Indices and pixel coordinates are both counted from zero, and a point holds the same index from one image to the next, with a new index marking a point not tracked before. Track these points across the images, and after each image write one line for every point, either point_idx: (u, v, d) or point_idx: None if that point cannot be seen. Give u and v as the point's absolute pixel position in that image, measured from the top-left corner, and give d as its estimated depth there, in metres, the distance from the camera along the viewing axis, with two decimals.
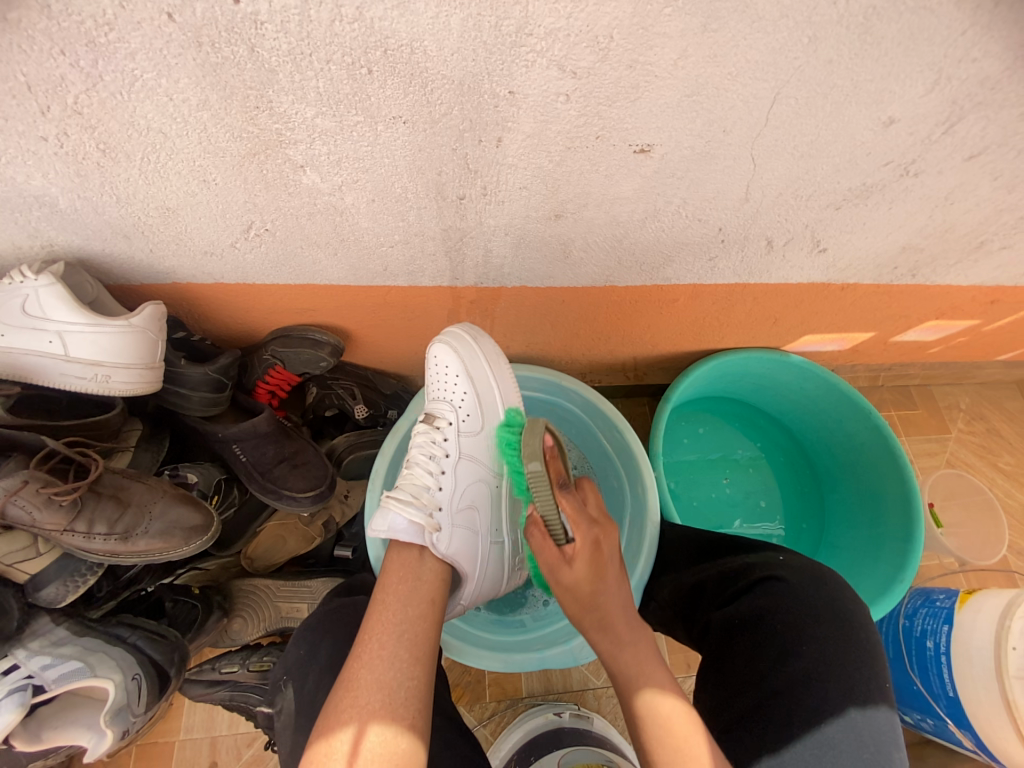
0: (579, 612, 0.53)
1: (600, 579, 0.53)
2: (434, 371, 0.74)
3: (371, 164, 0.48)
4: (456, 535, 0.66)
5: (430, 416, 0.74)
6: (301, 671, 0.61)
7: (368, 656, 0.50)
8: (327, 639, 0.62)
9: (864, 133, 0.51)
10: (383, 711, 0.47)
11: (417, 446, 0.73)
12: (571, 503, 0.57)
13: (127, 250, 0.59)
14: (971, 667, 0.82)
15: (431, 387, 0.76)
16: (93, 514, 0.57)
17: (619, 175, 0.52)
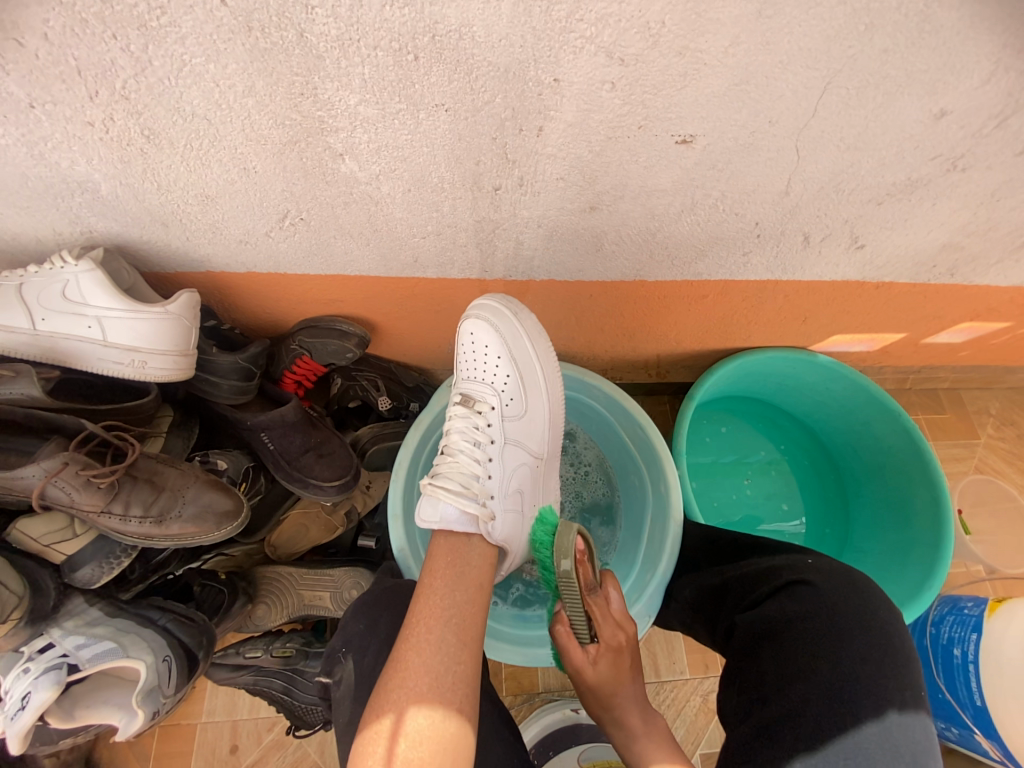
0: (595, 709, 0.58)
1: (619, 682, 0.58)
2: (475, 353, 0.73)
3: (409, 154, 0.48)
4: (508, 520, 0.67)
5: (472, 400, 0.73)
6: (360, 643, 0.62)
7: (418, 640, 0.51)
8: (385, 614, 0.63)
9: (913, 125, 0.49)
10: (433, 697, 0.48)
11: (461, 432, 0.71)
12: (599, 606, 0.63)
13: (164, 238, 0.60)
14: (1001, 677, 0.80)
15: (469, 370, 0.74)
16: (129, 496, 0.59)
17: (659, 167, 0.51)
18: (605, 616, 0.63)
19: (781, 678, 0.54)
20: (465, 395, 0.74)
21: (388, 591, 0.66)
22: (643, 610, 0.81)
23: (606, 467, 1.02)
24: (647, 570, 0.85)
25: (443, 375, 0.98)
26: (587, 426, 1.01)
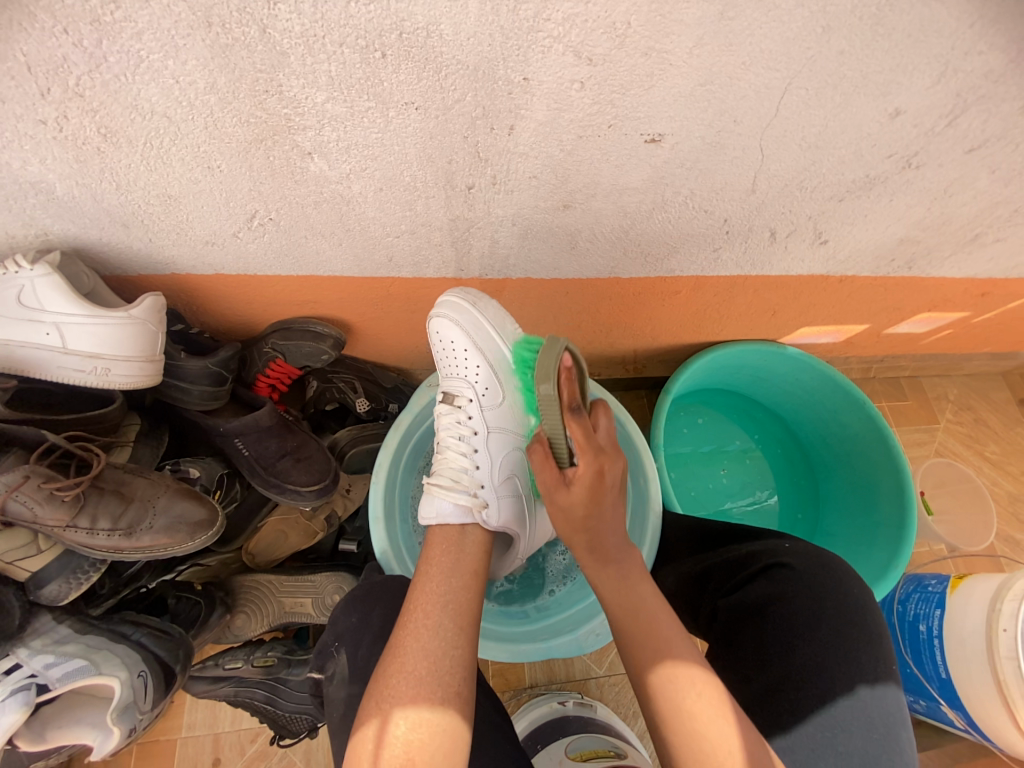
0: (573, 529, 0.55)
1: (597, 506, 0.54)
2: (446, 348, 0.69)
3: (380, 152, 0.48)
4: (504, 506, 0.66)
5: (451, 395, 0.71)
6: (353, 638, 0.62)
7: (416, 626, 0.51)
8: (378, 607, 0.64)
9: (870, 124, 0.51)
10: (431, 683, 0.48)
11: (446, 429, 0.70)
12: (580, 429, 0.55)
13: (125, 239, 0.58)
14: (963, 649, 0.84)
15: (444, 364, 0.71)
16: (96, 509, 0.57)
17: (629, 165, 0.52)
18: (587, 439, 0.55)
19: (765, 661, 0.56)
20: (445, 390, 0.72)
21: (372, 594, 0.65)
22: None
23: None
24: None
25: (422, 374, 0.97)
26: None
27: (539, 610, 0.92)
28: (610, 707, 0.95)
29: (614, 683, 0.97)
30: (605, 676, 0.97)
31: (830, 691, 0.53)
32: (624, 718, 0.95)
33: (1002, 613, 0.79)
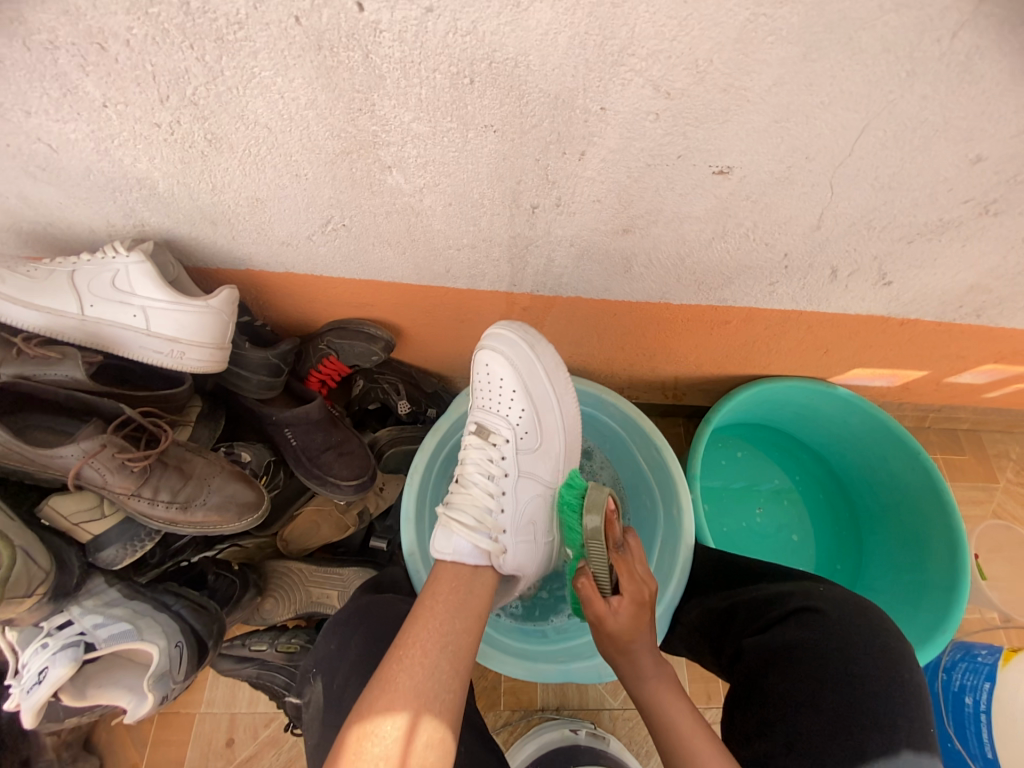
0: (612, 649, 0.57)
1: (639, 632, 0.56)
2: (491, 384, 0.76)
3: (454, 169, 0.50)
4: (519, 553, 0.68)
5: (481, 431, 0.75)
6: (331, 664, 0.61)
7: (409, 654, 0.52)
8: (357, 633, 0.62)
9: (948, 169, 0.50)
10: (416, 713, 0.48)
11: (472, 463, 0.73)
12: (624, 561, 0.59)
13: (210, 235, 0.63)
14: (1014, 730, 0.79)
15: (482, 401, 0.77)
16: (159, 481, 0.60)
17: (694, 195, 0.53)
18: (631, 573, 0.58)
19: (787, 710, 0.53)
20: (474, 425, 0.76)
21: (376, 609, 0.65)
22: None
23: (619, 487, 1.01)
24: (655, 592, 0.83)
25: (462, 383, 1.00)
26: (601, 443, 1.01)
27: (557, 631, 0.91)
28: (622, 741, 0.92)
29: (628, 717, 0.94)
30: (619, 709, 0.95)
31: (859, 748, 0.49)
32: (635, 754, 0.92)
33: None
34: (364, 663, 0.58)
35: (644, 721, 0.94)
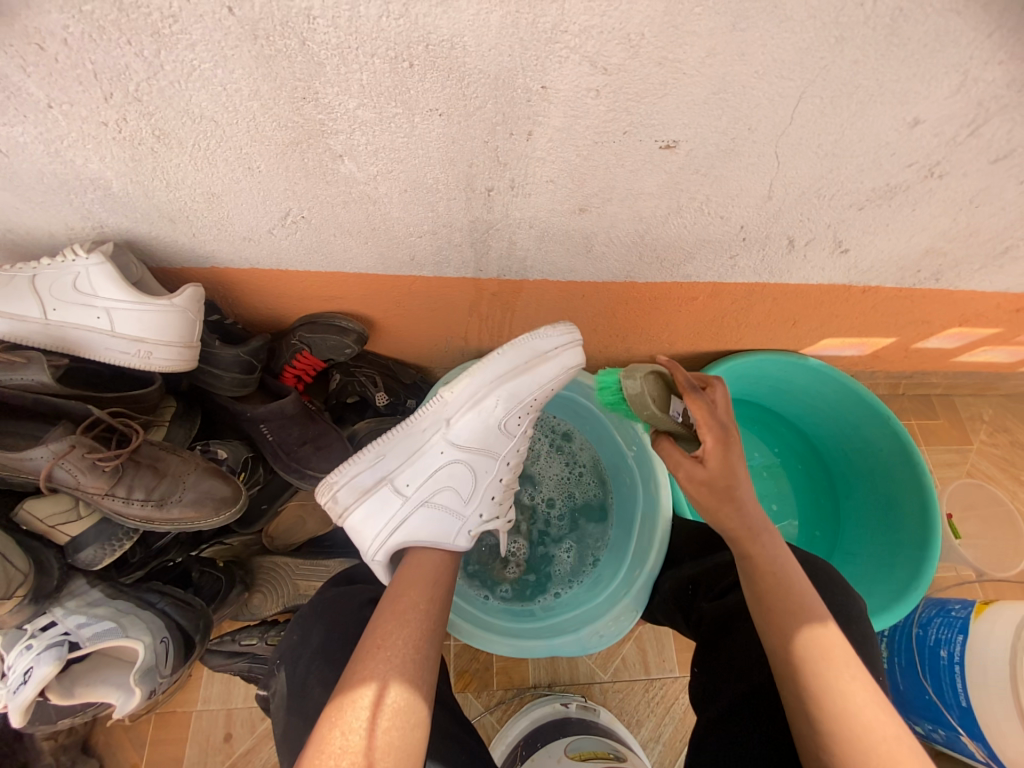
0: (708, 496, 0.59)
1: (734, 474, 0.59)
2: (544, 380, 0.67)
3: (406, 155, 0.51)
4: None
5: (510, 423, 0.67)
6: (293, 656, 0.62)
7: (394, 623, 0.54)
8: (318, 626, 0.63)
9: (888, 133, 0.51)
10: (405, 675, 0.51)
11: (496, 455, 0.68)
12: (702, 408, 0.60)
13: (171, 234, 0.63)
14: (984, 677, 0.81)
15: (525, 393, 0.66)
16: (133, 480, 0.61)
17: (644, 171, 0.54)
18: (708, 411, 0.60)
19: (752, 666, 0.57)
20: (499, 413, 0.66)
21: (336, 602, 0.65)
22: (629, 604, 0.82)
23: (600, 468, 1.02)
24: (635, 566, 0.85)
25: (440, 373, 1.01)
26: (579, 424, 1.02)
27: (544, 610, 0.93)
28: (613, 713, 0.95)
29: (618, 689, 0.97)
30: (609, 682, 0.97)
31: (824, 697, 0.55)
32: (626, 724, 0.95)
33: None
34: (325, 655, 0.60)
35: (633, 692, 0.97)
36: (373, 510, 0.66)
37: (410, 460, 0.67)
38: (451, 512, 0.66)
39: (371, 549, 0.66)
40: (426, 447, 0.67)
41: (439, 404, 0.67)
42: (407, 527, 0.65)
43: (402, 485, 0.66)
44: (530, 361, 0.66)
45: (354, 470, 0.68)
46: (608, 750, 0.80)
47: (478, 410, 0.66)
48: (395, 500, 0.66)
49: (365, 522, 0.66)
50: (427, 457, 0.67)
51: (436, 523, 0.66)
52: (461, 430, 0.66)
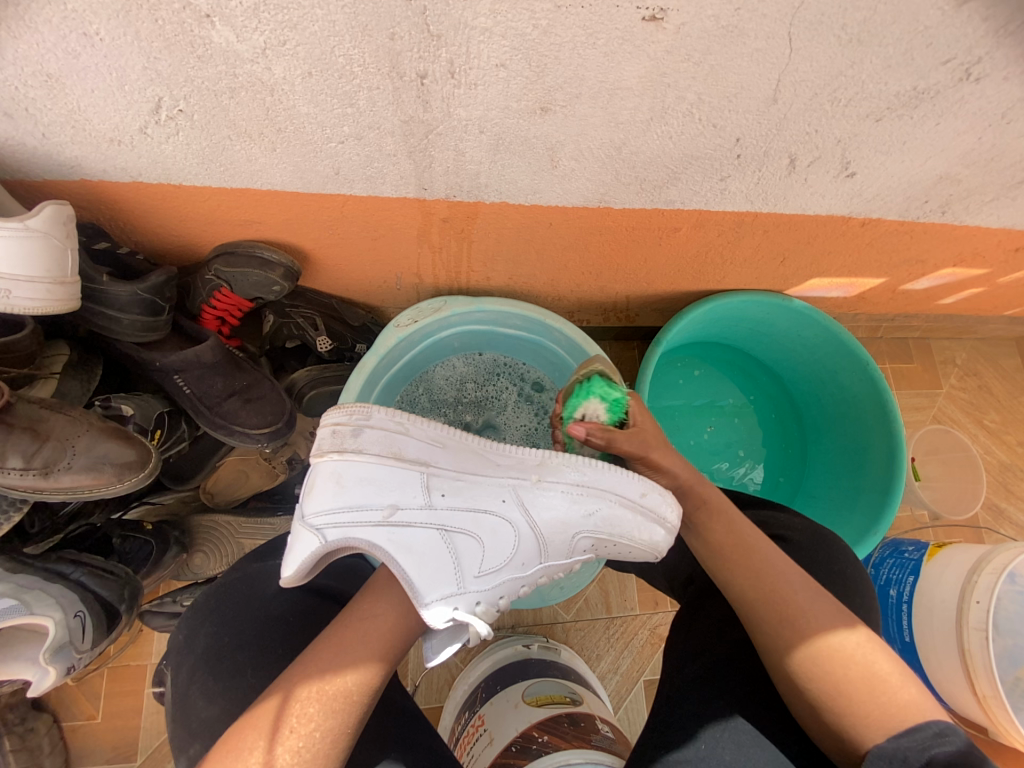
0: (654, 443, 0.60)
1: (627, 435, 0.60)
2: (624, 534, 0.56)
3: (298, 18, 0.37)
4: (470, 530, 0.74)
5: (578, 550, 0.58)
6: (178, 657, 0.59)
7: (351, 630, 0.49)
8: (206, 625, 0.60)
9: (931, 10, 0.40)
10: (342, 684, 0.46)
11: (539, 559, 0.58)
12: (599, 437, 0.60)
13: (12, 133, 0.48)
14: (932, 617, 0.83)
15: (621, 534, 0.57)
16: (6, 446, 0.54)
17: (622, 55, 0.42)
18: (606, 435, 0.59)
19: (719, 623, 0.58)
20: (588, 527, 0.56)
21: (232, 592, 0.62)
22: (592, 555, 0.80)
23: None
24: None
25: (393, 314, 0.90)
26: (548, 368, 0.94)
27: None
28: (575, 649, 0.97)
29: (580, 628, 0.99)
30: (572, 621, 0.99)
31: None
32: (587, 659, 0.98)
33: (977, 586, 0.77)
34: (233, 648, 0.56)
35: (595, 630, 0.99)
36: (380, 480, 0.54)
37: (463, 479, 0.56)
38: (445, 567, 0.54)
39: (337, 520, 0.53)
40: (493, 483, 0.56)
41: (550, 459, 0.56)
42: (391, 539, 0.53)
43: (430, 494, 0.55)
44: (644, 510, 0.56)
45: (401, 436, 0.55)
46: (567, 695, 0.81)
47: (568, 497, 0.56)
48: (411, 500, 0.54)
49: (362, 487, 0.54)
50: (481, 491, 0.56)
51: (425, 560, 0.53)
52: (537, 506, 0.56)
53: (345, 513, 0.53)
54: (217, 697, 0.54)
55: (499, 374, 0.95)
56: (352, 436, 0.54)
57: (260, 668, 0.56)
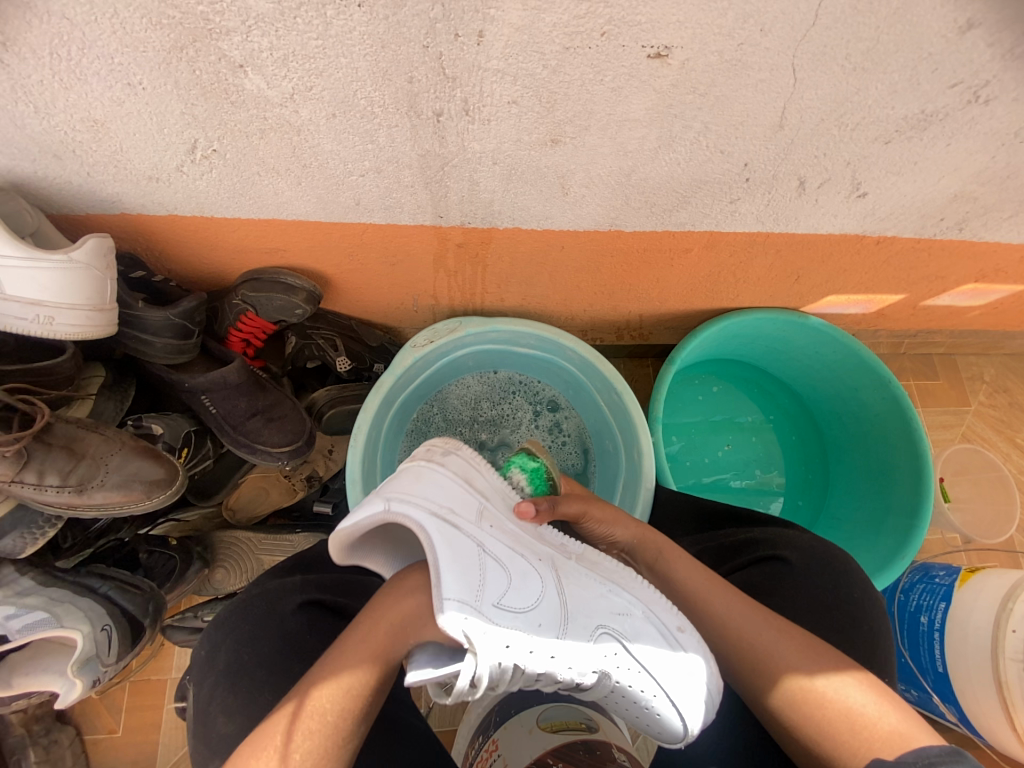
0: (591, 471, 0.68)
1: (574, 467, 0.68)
2: (651, 662, 0.53)
3: (324, 65, 0.40)
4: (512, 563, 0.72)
5: (597, 653, 0.53)
6: (196, 677, 0.60)
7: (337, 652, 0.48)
8: (228, 642, 0.60)
9: (932, 41, 0.41)
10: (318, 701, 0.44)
11: (558, 634, 0.53)
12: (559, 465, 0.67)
13: (61, 173, 0.52)
14: (964, 646, 0.79)
15: (646, 655, 0.53)
16: (43, 464, 0.57)
17: (628, 88, 0.43)
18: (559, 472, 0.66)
19: None
20: (614, 617, 0.56)
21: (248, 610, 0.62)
22: None
23: (584, 438, 0.95)
24: None
25: (409, 335, 0.92)
26: (561, 387, 0.94)
27: None
28: None
29: None
30: None
31: None
32: None
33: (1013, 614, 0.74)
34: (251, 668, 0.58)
35: None
36: (450, 488, 0.57)
37: (514, 527, 0.59)
38: (469, 575, 0.51)
39: (402, 497, 0.55)
40: (537, 546, 0.59)
41: (591, 554, 0.61)
42: (438, 529, 0.52)
43: (483, 522, 0.57)
44: (673, 643, 0.54)
45: (477, 470, 0.61)
46: (582, 721, 0.80)
47: (597, 583, 0.58)
48: (466, 513, 0.56)
49: (435, 488, 0.57)
50: (523, 543, 0.58)
51: (457, 556, 0.52)
52: (568, 580, 0.58)
53: (416, 494, 0.55)
54: (230, 719, 0.55)
55: (513, 393, 0.96)
56: (443, 454, 0.61)
57: (276, 686, 0.57)
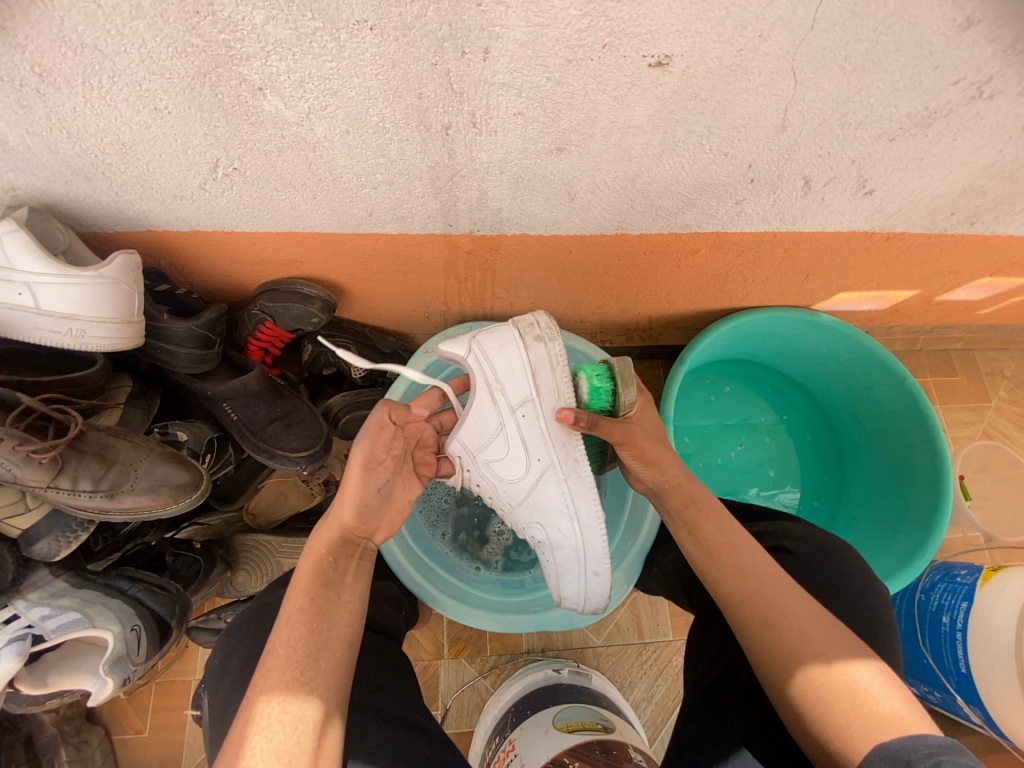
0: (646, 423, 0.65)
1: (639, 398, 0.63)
2: (562, 561, 0.66)
3: (338, 86, 0.42)
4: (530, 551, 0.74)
5: (531, 532, 0.66)
6: (215, 680, 0.61)
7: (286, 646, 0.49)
8: (248, 645, 0.62)
9: (931, 40, 0.41)
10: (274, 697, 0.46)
11: (512, 506, 0.65)
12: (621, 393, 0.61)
13: (92, 193, 0.55)
14: (988, 646, 0.78)
15: (562, 558, 0.66)
16: (77, 470, 0.60)
17: (630, 97, 0.44)
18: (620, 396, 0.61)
19: None
20: (556, 525, 0.63)
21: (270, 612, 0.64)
22: (622, 576, 0.80)
23: None
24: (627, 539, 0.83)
25: (421, 340, 0.94)
26: None
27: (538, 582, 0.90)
28: (607, 675, 0.95)
29: (611, 652, 0.97)
30: (602, 645, 0.97)
31: None
32: (620, 686, 0.95)
33: None
34: None
35: (628, 655, 0.97)
36: (512, 372, 0.59)
37: (548, 430, 0.60)
38: (480, 438, 0.61)
39: (474, 362, 0.59)
40: (549, 449, 0.60)
41: (588, 478, 0.62)
42: (480, 397, 0.59)
43: (521, 409, 0.59)
44: (590, 569, 0.65)
45: (549, 371, 0.59)
46: (599, 722, 0.80)
47: (569, 508, 0.62)
48: (513, 394, 0.59)
49: (506, 361, 0.59)
50: (545, 447, 0.60)
51: (480, 422, 0.60)
52: (553, 492, 0.62)
53: (487, 362, 0.59)
54: None
55: None
56: (533, 338, 0.60)
57: None
